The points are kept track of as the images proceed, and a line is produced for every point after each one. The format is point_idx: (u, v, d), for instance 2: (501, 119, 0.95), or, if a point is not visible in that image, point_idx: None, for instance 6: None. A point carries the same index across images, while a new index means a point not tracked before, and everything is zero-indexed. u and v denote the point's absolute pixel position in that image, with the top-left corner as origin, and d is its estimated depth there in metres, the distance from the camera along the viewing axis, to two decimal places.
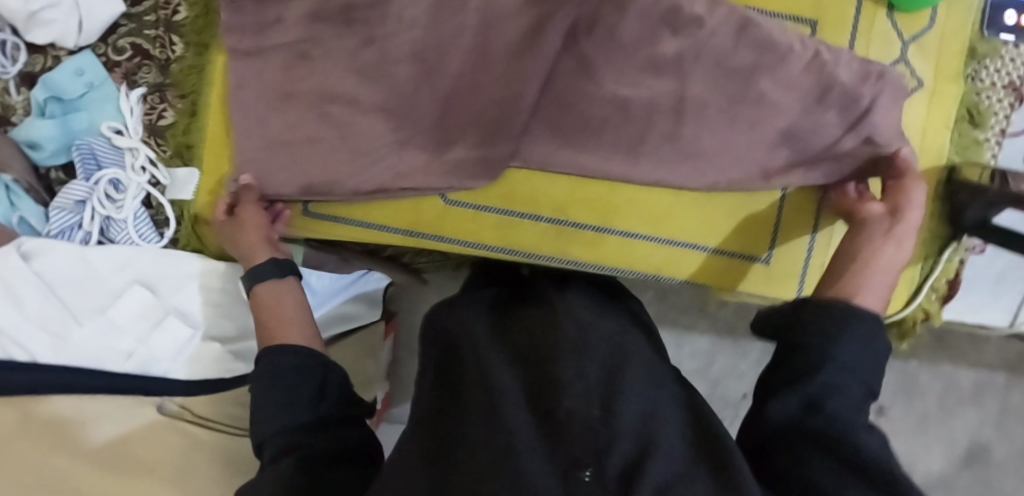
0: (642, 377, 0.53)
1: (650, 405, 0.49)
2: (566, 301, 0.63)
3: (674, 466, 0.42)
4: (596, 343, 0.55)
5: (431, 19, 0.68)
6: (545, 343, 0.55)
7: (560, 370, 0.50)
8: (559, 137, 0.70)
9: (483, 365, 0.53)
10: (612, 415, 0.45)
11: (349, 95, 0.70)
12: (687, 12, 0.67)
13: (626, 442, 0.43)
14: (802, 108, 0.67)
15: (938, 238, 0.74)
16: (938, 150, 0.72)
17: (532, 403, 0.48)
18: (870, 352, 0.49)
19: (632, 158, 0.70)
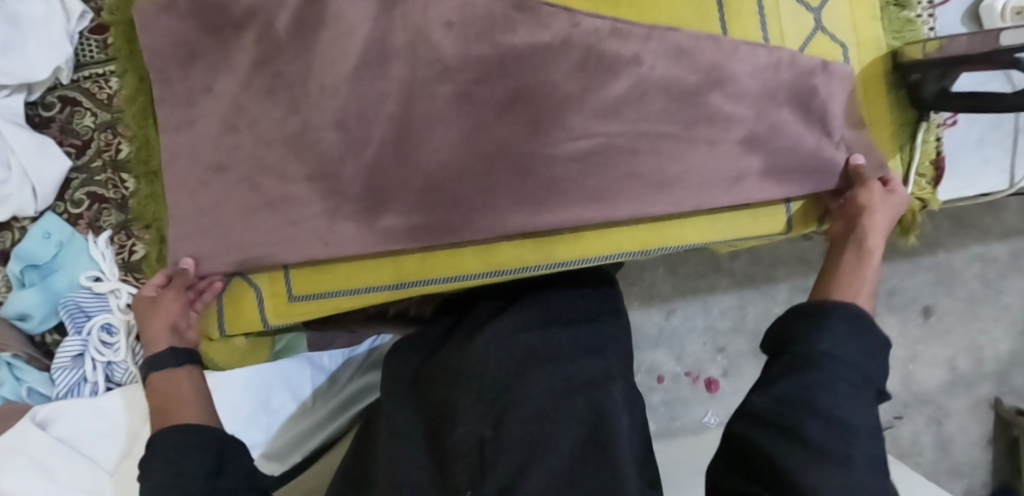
0: (541, 379, 0.61)
1: (549, 412, 0.58)
2: (486, 321, 0.71)
3: (547, 470, 0.54)
4: (496, 358, 0.64)
5: (354, 85, 0.74)
6: (451, 376, 0.64)
7: (460, 407, 0.60)
8: (519, 199, 0.74)
9: (392, 407, 0.65)
10: (497, 437, 0.56)
11: (278, 168, 0.74)
12: (590, 45, 0.73)
13: (510, 456, 0.55)
14: (699, 78, 0.73)
15: (907, 125, 0.74)
16: (874, 43, 0.73)
17: (434, 435, 0.61)
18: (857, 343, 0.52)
19: (584, 180, 0.74)
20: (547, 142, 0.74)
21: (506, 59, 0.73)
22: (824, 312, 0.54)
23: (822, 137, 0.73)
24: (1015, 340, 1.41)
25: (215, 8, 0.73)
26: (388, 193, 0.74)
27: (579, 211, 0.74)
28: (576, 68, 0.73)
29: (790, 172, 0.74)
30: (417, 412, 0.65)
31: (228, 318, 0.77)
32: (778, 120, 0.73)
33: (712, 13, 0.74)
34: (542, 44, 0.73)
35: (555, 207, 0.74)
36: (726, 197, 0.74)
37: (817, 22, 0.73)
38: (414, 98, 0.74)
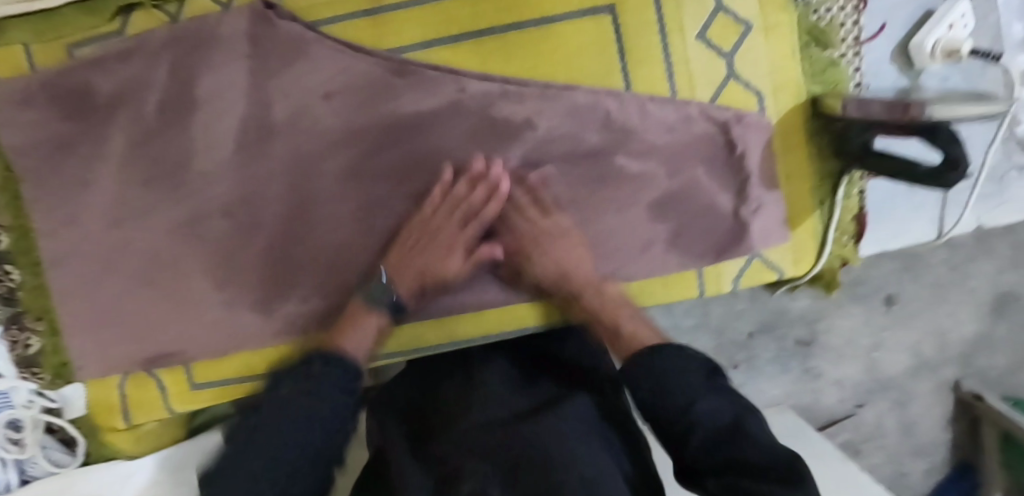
0: (544, 424, 0.52)
1: (563, 451, 0.48)
2: (482, 372, 0.62)
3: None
4: (486, 408, 0.55)
5: (234, 168, 0.69)
6: (448, 428, 0.55)
7: (454, 459, 0.50)
8: (422, 277, 0.70)
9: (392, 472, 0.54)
10: (513, 487, 0.46)
11: (169, 259, 0.71)
12: (482, 109, 0.67)
13: None
14: (602, 137, 0.67)
15: (829, 179, 0.68)
16: (795, 90, 0.66)
17: (443, 490, 0.48)
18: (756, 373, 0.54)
19: (487, 255, 0.69)
20: (447, 216, 0.68)
21: (391, 129, 0.67)
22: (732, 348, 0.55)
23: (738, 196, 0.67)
24: (983, 322, 1.36)
25: (77, 94, 0.68)
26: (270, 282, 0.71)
27: (484, 288, 0.70)
28: (468, 134, 0.67)
29: (706, 233, 0.68)
30: (418, 470, 0.52)
31: (133, 407, 0.75)
32: (692, 179, 0.67)
33: (614, 64, 0.66)
34: (428, 110, 0.67)
35: (459, 283, 0.70)
36: (639, 263, 0.69)
37: (730, 69, 0.66)
38: (297, 176, 0.69)
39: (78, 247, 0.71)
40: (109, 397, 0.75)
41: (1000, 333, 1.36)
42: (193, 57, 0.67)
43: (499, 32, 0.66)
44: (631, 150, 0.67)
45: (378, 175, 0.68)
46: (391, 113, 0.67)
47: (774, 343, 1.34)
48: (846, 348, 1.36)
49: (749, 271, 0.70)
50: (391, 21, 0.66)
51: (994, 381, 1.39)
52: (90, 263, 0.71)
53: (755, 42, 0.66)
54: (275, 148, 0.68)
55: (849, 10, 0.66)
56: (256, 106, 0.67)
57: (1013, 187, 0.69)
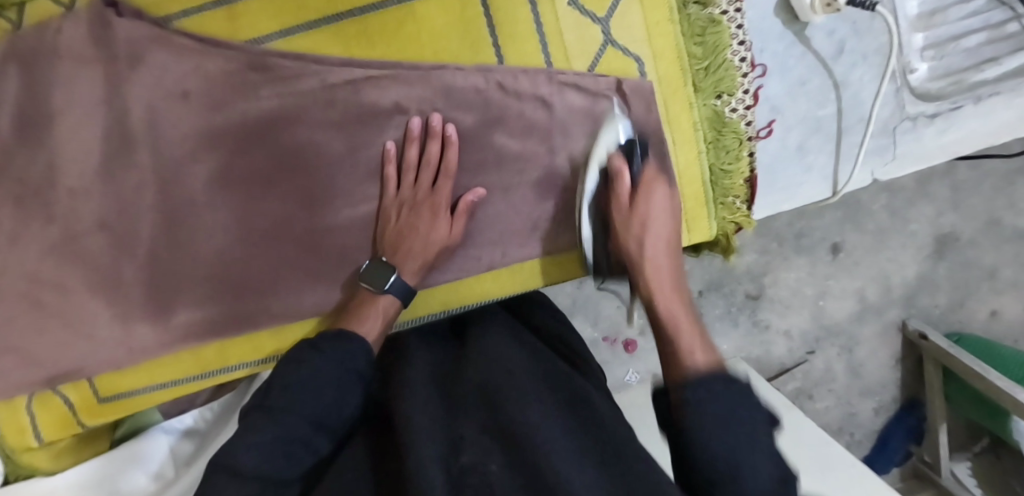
0: (551, 403, 0.51)
1: (568, 436, 0.47)
2: (497, 336, 0.60)
3: (586, 481, 0.41)
4: (525, 382, 0.52)
5: (104, 181, 0.67)
6: (464, 386, 0.53)
7: (465, 428, 0.47)
8: (309, 275, 0.69)
9: (405, 399, 0.52)
10: (515, 457, 0.44)
11: (53, 280, 0.70)
12: (348, 99, 0.64)
13: (534, 459, 0.43)
14: (479, 118, 0.64)
15: (719, 144, 0.66)
16: (676, 52, 0.63)
17: (452, 450, 0.46)
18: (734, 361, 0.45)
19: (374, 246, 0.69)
20: (328, 211, 0.67)
21: (259, 126, 0.65)
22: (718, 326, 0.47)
23: None
24: (924, 263, 1.37)
25: None
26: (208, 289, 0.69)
27: None
28: (336, 126, 0.65)
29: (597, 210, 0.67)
30: (436, 426, 0.48)
31: (42, 427, 0.75)
32: (575, 156, 0.65)
33: (483, 41, 0.63)
34: (291, 103, 0.64)
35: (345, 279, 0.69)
36: (531, 245, 0.68)
37: (606, 35, 0.63)
38: (168, 183, 0.67)
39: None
40: (17, 418, 0.74)
41: (942, 274, 1.38)
42: (43, 69, 0.64)
43: (359, 15, 0.63)
44: (511, 129, 0.64)
45: (253, 173, 0.66)
46: (250, 101, 0.64)
47: (722, 300, 1.36)
48: (793, 299, 1.37)
49: None
50: (247, 13, 0.64)
51: (938, 320, 1.41)
52: None
53: (628, 4, 0.62)
54: (143, 156, 0.67)
55: None
56: (119, 116, 0.65)
57: (903, 140, 0.70)
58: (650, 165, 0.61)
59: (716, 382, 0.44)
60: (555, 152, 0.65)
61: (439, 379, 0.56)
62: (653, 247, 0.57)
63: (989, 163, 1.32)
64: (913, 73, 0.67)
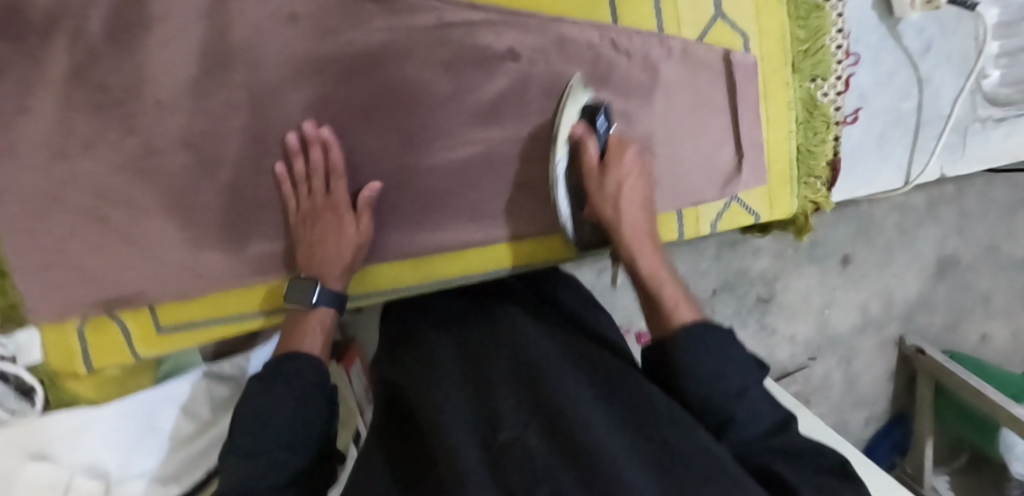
0: (577, 375, 0.55)
1: (595, 404, 0.51)
2: (516, 322, 0.64)
3: (626, 454, 0.45)
4: (556, 367, 0.55)
5: (194, 98, 0.65)
6: (488, 369, 0.57)
7: (503, 406, 0.51)
8: (400, 217, 0.69)
9: (435, 380, 0.57)
10: (551, 429, 0.47)
11: (124, 197, 0.67)
12: (462, 41, 0.64)
13: (571, 430, 0.46)
14: (587, 74, 0.65)
15: (808, 125, 0.70)
16: (781, 31, 0.66)
17: (489, 422, 0.50)
18: (735, 367, 0.54)
19: (466, 191, 0.70)
20: (425, 152, 0.67)
21: (367, 59, 0.64)
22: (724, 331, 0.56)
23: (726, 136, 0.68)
24: (926, 283, 1.43)
25: None
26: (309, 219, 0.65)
27: (460, 230, 0.71)
28: (444, 68, 0.65)
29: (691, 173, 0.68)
30: (469, 401, 0.53)
31: (93, 352, 0.72)
32: (672, 121, 0.67)
33: None
34: (404, 38, 0.64)
35: (436, 225, 0.70)
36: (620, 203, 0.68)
37: (718, 8, 0.65)
38: (262, 108, 0.65)
39: (8, 184, 0.65)
40: (66, 344, 0.71)
41: (940, 294, 1.44)
42: None
43: None
44: (619, 87, 0.65)
45: (356, 106, 0.65)
46: (361, 30, 0.64)
47: (735, 301, 1.36)
48: (801, 306, 1.40)
49: (728, 215, 0.71)
50: None
51: (933, 337, 1.47)
52: (30, 202, 0.66)
53: None
54: (239, 76, 0.64)
55: None
56: (219, 32, 0.63)
57: (972, 139, 0.78)
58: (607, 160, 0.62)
59: (696, 328, 0.55)
60: (655, 114, 0.66)
61: (464, 364, 0.60)
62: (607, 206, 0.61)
63: (995, 192, 1.40)
64: (987, 78, 0.75)
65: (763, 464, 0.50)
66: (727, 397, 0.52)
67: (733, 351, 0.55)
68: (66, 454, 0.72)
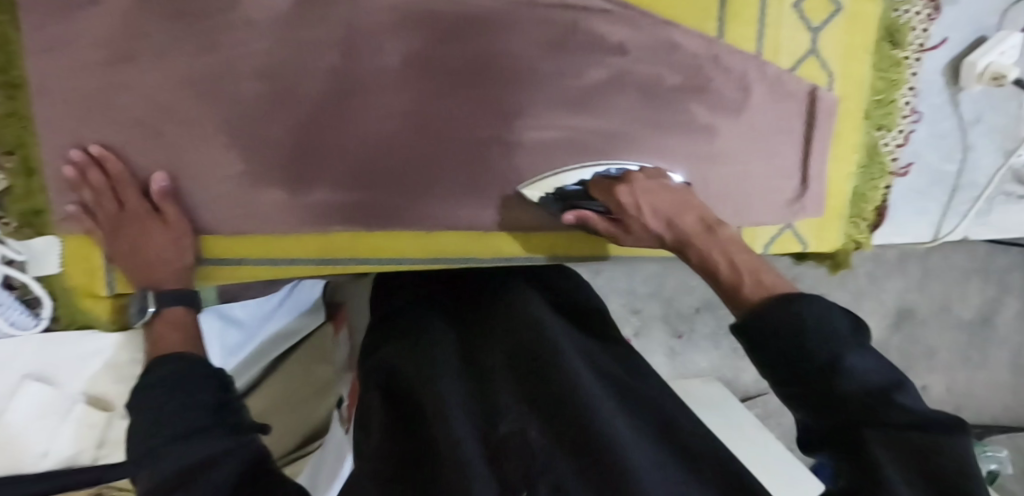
0: (572, 347, 0.58)
1: (588, 374, 0.53)
2: (519, 298, 0.66)
3: (629, 430, 0.48)
4: (563, 344, 0.56)
5: (286, 27, 0.61)
6: (484, 351, 0.59)
7: (500, 393, 0.52)
8: (475, 189, 0.69)
9: (428, 362, 0.57)
10: (545, 408, 0.49)
11: (188, 115, 0.62)
12: (574, 24, 0.64)
13: (574, 404, 0.48)
14: (682, 81, 0.67)
15: (866, 170, 0.75)
16: (863, 78, 0.71)
17: (484, 406, 0.51)
18: (836, 319, 0.44)
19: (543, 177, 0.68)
20: (512, 127, 0.66)
21: (474, 21, 0.63)
22: (803, 296, 0.45)
23: (792, 166, 0.71)
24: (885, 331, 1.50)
25: None
26: (130, 221, 0.61)
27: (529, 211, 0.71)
28: (551, 47, 0.64)
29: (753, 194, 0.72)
30: (462, 385, 0.54)
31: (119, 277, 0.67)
32: (749, 140, 0.70)
33: (710, 10, 0.66)
34: (516, 9, 0.63)
35: (504, 203, 0.70)
36: None
37: (813, 44, 0.69)
38: (355, 53, 0.62)
39: (66, 79, 0.60)
40: (91, 262, 0.67)
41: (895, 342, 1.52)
42: None
43: None
44: (706, 99, 0.68)
45: (455, 66, 0.64)
46: None
47: (714, 321, 1.37)
48: None
49: (778, 240, 0.75)
50: None
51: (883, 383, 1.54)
52: (87, 103, 0.61)
53: (841, 23, 0.69)
54: (338, 13, 0.61)
55: (922, 17, 0.72)
56: None
57: (999, 209, 0.90)
58: (637, 189, 0.58)
59: (771, 303, 0.46)
60: (735, 130, 0.69)
61: (467, 350, 0.61)
62: (653, 220, 0.57)
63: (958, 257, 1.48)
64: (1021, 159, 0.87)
65: (860, 443, 0.41)
66: (837, 362, 0.42)
67: (824, 306, 0.44)
68: (68, 379, 0.69)
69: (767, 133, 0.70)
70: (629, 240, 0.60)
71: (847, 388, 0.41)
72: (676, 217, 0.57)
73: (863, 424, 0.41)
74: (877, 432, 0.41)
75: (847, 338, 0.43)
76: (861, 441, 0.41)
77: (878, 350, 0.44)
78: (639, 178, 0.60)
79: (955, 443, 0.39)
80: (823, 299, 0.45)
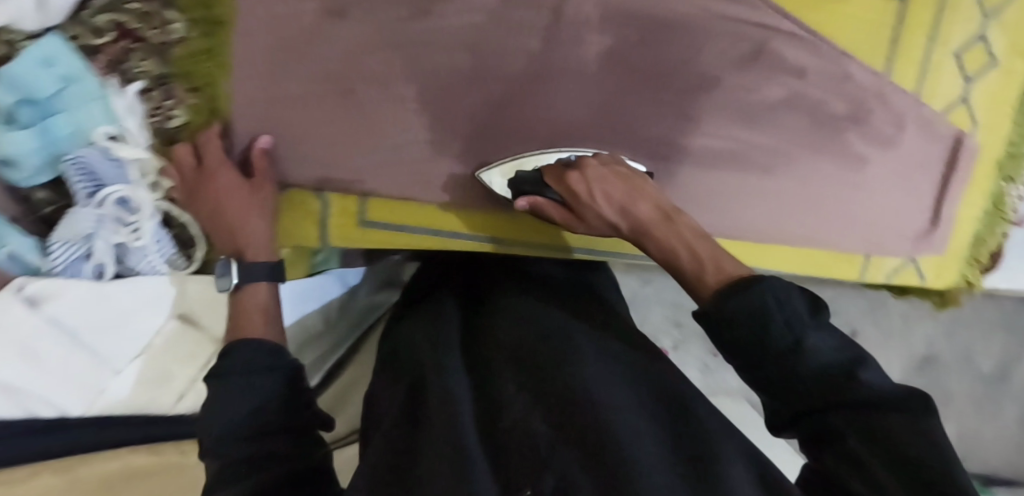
0: (588, 337, 0.55)
1: (603, 364, 0.50)
2: (506, 299, 0.63)
3: (637, 420, 0.44)
4: (582, 340, 0.53)
5: (498, 6, 0.63)
6: (487, 343, 0.56)
7: (504, 379, 0.50)
8: None
9: (438, 350, 0.55)
10: (542, 395, 0.46)
11: (386, 78, 0.64)
12: (762, 42, 0.67)
13: (554, 398, 0.45)
14: (847, 109, 0.70)
15: (990, 218, 0.79)
16: (1002, 131, 0.75)
17: (484, 398, 0.49)
18: (799, 309, 0.44)
19: (700, 179, 0.71)
20: (684, 132, 0.69)
21: (671, 26, 0.65)
22: (755, 282, 0.45)
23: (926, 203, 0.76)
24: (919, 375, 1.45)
25: None
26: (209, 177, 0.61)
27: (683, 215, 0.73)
28: (737, 62, 0.67)
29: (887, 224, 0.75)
30: (465, 375, 0.52)
31: (283, 227, 0.67)
32: (894, 173, 0.74)
33: (883, 48, 0.70)
34: (712, 20, 0.65)
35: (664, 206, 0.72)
36: (823, 231, 0.75)
37: (966, 93, 0.73)
38: (556, 41, 0.64)
39: (275, 24, 0.61)
40: None
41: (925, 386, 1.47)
42: None
43: None
44: (864, 130, 0.72)
45: (646, 66, 0.66)
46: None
47: None
48: None
49: (900, 273, 0.79)
50: None
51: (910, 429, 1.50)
52: (290, 51, 0.61)
53: (995, 77, 0.73)
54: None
55: None
56: None
57: None
58: (589, 176, 0.58)
59: (739, 287, 0.45)
60: (885, 162, 0.73)
61: (474, 336, 0.59)
62: (607, 207, 0.57)
63: None
64: None
65: (831, 431, 0.41)
66: (801, 343, 0.42)
67: (780, 292, 0.44)
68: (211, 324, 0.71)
69: (912, 169, 0.74)
70: (580, 223, 0.60)
71: (810, 366, 0.42)
72: (629, 203, 0.57)
73: (823, 409, 0.42)
74: (846, 414, 0.41)
75: (807, 319, 0.43)
76: (830, 428, 0.41)
77: (830, 332, 0.44)
78: (592, 163, 0.60)
79: (922, 425, 0.40)
80: (777, 283, 0.44)
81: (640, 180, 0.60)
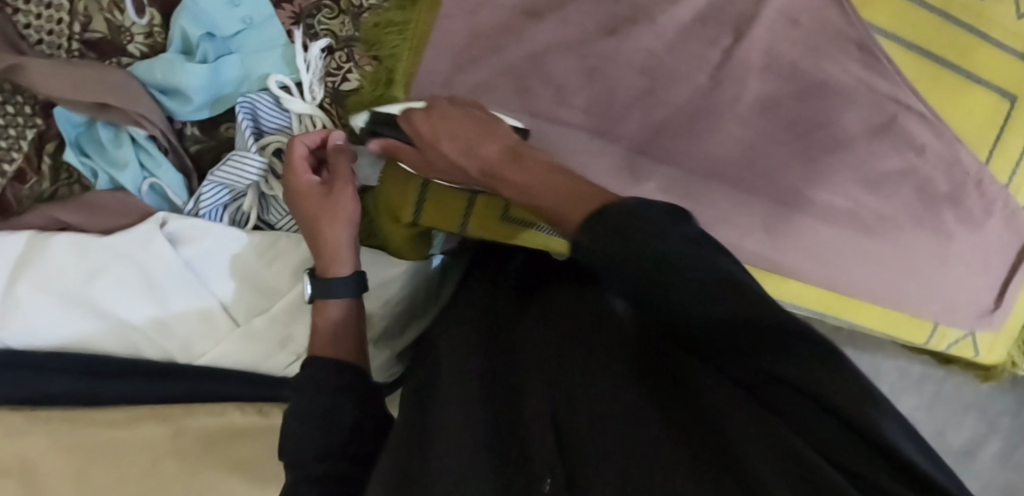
0: (602, 337, 0.51)
1: (616, 366, 0.47)
2: (521, 308, 0.61)
3: (640, 424, 0.41)
4: (599, 347, 0.50)
5: (676, 40, 0.68)
6: (504, 347, 0.55)
7: (530, 388, 0.48)
8: (769, 230, 0.72)
9: (450, 357, 0.54)
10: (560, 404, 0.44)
11: (561, 84, 0.66)
12: (896, 114, 0.72)
13: (583, 409, 0.44)
14: (952, 191, 0.77)
15: None
16: None
17: (503, 405, 0.48)
18: (656, 251, 0.38)
19: (821, 233, 0.74)
20: (817, 185, 0.72)
21: (822, 85, 0.69)
22: (630, 210, 0.40)
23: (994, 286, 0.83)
24: None
25: None
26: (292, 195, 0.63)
27: (797, 263, 0.75)
28: (874, 129, 0.72)
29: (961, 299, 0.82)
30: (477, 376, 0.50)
31: (427, 213, 0.68)
32: (978, 254, 0.80)
33: (988, 141, 0.77)
34: (858, 87, 0.70)
35: (787, 251, 0.74)
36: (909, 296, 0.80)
37: None
38: (722, 80, 0.68)
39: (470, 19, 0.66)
40: (408, 191, 0.68)
41: None
42: None
43: (941, 65, 0.73)
44: (962, 212, 0.77)
45: (795, 117, 0.70)
46: (832, 63, 0.70)
47: None
48: None
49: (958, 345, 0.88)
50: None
51: None
52: (479, 46, 0.66)
53: None
54: (722, 43, 0.68)
55: None
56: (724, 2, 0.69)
57: None
58: (433, 116, 0.56)
59: (614, 218, 0.41)
60: (972, 243, 0.79)
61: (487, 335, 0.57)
62: (448, 147, 0.55)
63: None
64: None
65: (787, 398, 0.36)
66: (705, 288, 0.37)
67: (650, 216, 0.40)
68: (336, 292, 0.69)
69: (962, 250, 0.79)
70: (426, 165, 0.60)
71: (701, 316, 0.37)
72: (474, 146, 0.54)
73: (779, 378, 0.35)
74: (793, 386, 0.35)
75: (692, 243, 0.38)
76: (785, 396, 0.36)
77: (699, 256, 0.38)
78: (441, 103, 0.57)
79: (848, 367, 0.33)
80: (652, 208, 0.40)
81: (498, 124, 0.55)
